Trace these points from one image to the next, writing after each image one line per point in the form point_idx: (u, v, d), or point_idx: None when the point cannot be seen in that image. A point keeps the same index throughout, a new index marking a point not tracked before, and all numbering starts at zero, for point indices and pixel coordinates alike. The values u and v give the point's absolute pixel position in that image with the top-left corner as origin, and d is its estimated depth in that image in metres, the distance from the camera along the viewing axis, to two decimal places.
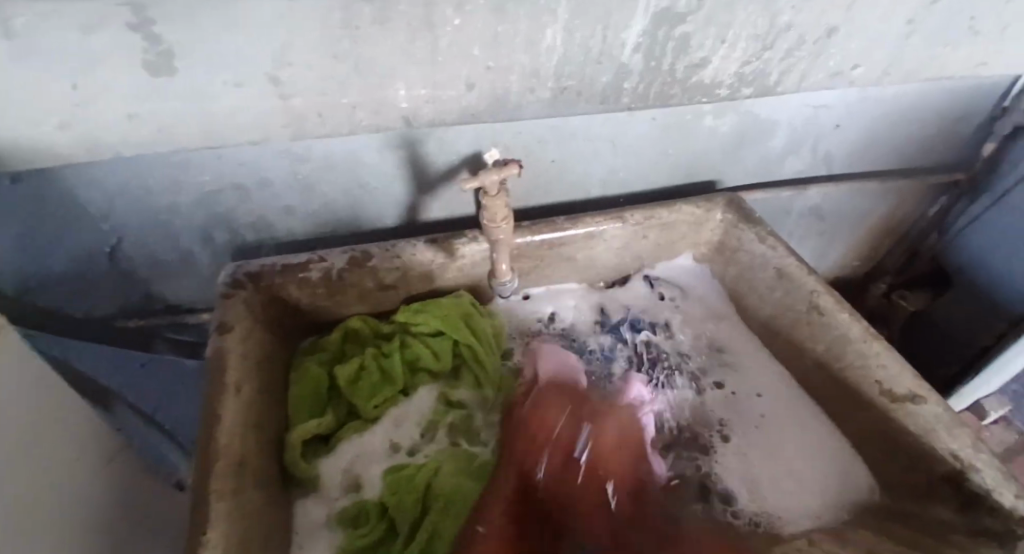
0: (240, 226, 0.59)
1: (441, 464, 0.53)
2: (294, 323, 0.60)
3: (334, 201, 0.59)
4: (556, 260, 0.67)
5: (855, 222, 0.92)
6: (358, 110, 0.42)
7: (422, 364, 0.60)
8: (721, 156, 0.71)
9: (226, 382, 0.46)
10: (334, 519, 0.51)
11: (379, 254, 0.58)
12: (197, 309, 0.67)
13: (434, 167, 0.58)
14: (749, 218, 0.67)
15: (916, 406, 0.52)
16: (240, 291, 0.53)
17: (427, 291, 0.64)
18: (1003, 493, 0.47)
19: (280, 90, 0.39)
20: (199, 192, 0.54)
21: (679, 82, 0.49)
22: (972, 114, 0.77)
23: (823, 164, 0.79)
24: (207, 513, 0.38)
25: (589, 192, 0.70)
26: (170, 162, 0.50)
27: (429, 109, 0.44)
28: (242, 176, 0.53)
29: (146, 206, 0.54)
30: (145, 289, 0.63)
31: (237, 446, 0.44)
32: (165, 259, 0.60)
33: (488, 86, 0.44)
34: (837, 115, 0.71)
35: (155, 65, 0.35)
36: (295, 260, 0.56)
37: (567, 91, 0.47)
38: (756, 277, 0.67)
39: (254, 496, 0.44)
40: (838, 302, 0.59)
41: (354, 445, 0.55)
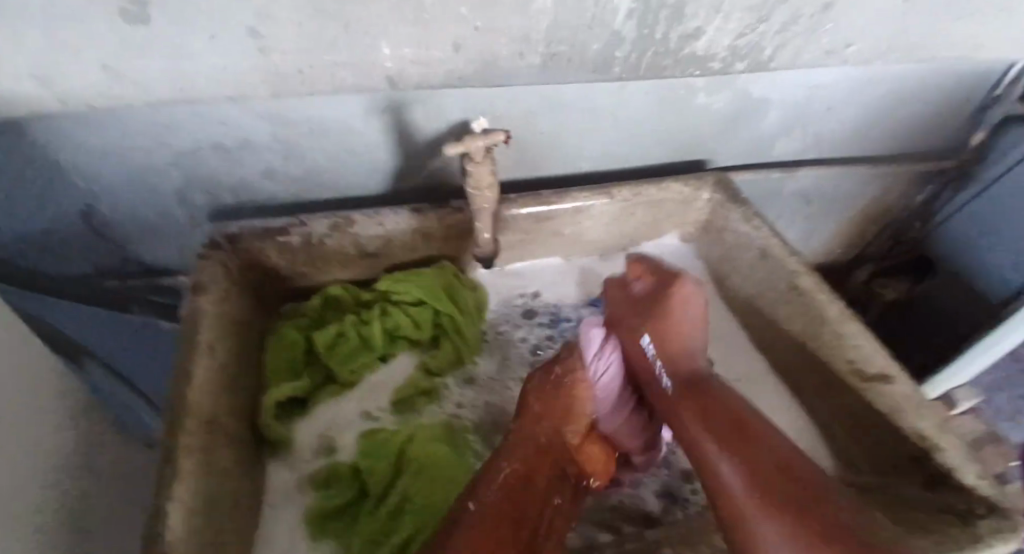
0: (217, 187, 0.57)
1: (417, 431, 0.52)
2: (272, 287, 0.59)
3: (316, 165, 0.57)
4: (542, 234, 0.66)
5: (841, 207, 0.92)
6: (339, 68, 0.41)
7: (402, 333, 0.60)
8: (712, 135, 0.71)
9: (199, 343, 0.46)
10: (306, 482, 0.51)
11: (362, 221, 0.57)
12: (172, 271, 0.66)
13: (420, 134, 0.57)
14: (737, 199, 0.67)
15: (891, 386, 0.53)
16: (216, 253, 0.52)
17: (410, 260, 0.63)
18: (965, 473, 0.49)
19: (255, 41, 0.37)
20: (174, 149, 0.52)
21: (672, 53, 0.48)
22: (964, 101, 0.76)
23: (813, 147, 0.78)
24: (174, 471, 0.38)
25: (578, 167, 0.69)
26: (150, 121, 0.48)
27: (414, 70, 0.43)
28: (219, 133, 0.51)
29: (118, 160, 0.52)
30: (117, 248, 0.61)
31: (206, 407, 0.43)
32: (138, 218, 0.58)
33: (475, 49, 0.42)
34: (830, 97, 0.70)
35: (132, 15, 0.33)
36: (274, 224, 0.55)
37: (557, 58, 0.46)
38: (741, 258, 0.68)
39: (222, 458, 0.43)
40: (819, 283, 0.59)
41: (331, 411, 0.56)
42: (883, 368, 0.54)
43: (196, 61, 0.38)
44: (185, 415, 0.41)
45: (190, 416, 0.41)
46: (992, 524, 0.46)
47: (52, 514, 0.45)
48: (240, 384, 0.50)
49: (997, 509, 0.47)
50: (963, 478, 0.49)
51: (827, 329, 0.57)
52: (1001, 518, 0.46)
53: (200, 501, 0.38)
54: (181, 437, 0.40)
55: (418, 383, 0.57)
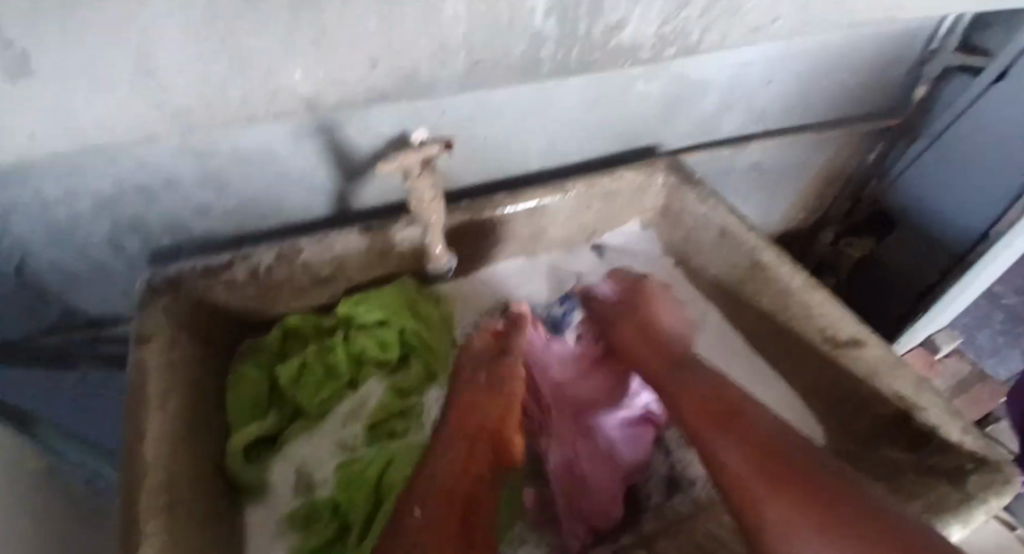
0: (155, 231, 0.55)
1: (395, 456, 0.52)
2: (227, 325, 0.57)
3: (255, 196, 0.56)
4: (499, 238, 0.66)
5: (796, 175, 0.93)
6: (254, 98, 0.40)
7: (367, 355, 0.59)
8: (659, 119, 0.71)
9: (150, 397, 0.44)
10: (287, 522, 0.50)
11: (310, 246, 0.56)
12: (124, 320, 0.64)
13: (359, 152, 0.56)
14: (689, 180, 0.68)
15: (858, 350, 0.55)
16: (160, 299, 0.50)
17: (366, 280, 0.62)
18: (950, 430, 0.51)
19: (160, 83, 0.36)
20: (103, 198, 0.50)
21: (599, 47, 0.47)
22: (906, 56, 0.78)
23: (761, 120, 0.79)
24: (140, 534, 0.37)
25: (528, 166, 0.69)
26: (63, 169, 0.46)
27: (334, 92, 0.42)
28: (146, 177, 0.50)
29: (48, 218, 0.50)
30: (63, 306, 0.59)
31: (169, 462, 0.42)
32: (78, 273, 0.56)
33: (394, 64, 0.41)
34: (770, 69, 0.70)
35: (7, 66, 0.31)
36: (216, 260, 0.53)
37: (482, 63, 0.45)
38: (699, 240, 0.68)
39: (190, 512, 0.42)
40: (777, 258, 0.60)
41: (304, 446, 0.54)
42: (853, 333, 0.55)
43: (103, 110, 0.36)
44: (144, 475, 0.40)
45: (148, 476, 0.40)
46: None
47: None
48: (203, 431, 0.49)
49: None
50: None
51: (794, 300, 0.59)
52: None
53: None
54: (141, 498, 0.39)
55: (390, 405, 0.56)
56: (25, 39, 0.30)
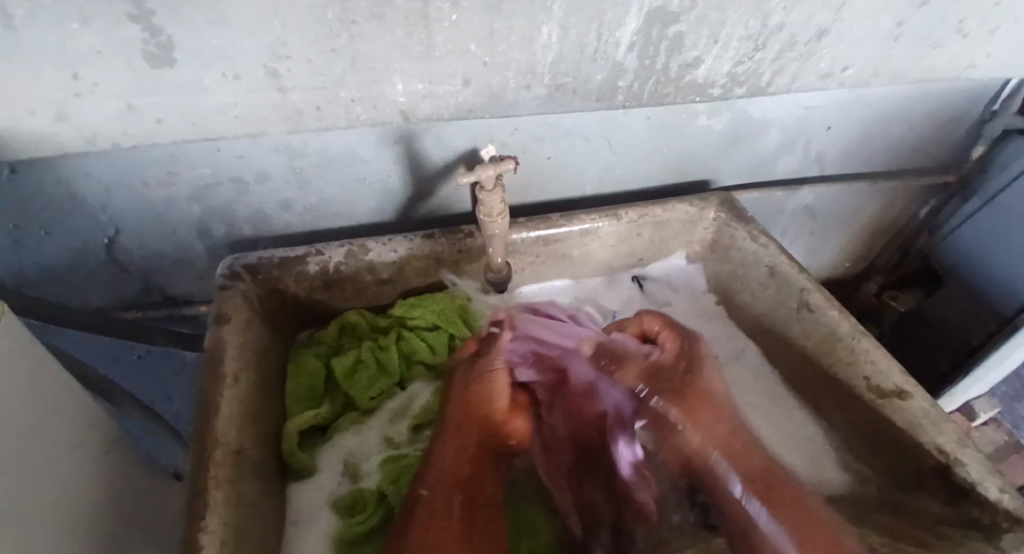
0: (237, 220, 0.59)
1: (442, 455, 0.53)
2: (291, 316, 0.60)
3: (330, 196, 0.59)
4: (552, 256, 0.68)
5: (845, 222, 0.93)
6: (356, 104, 0.43)
7: (418, 358, 0.61)
8: (715, 155, 0.72)
9: (225, 373, 0.47)
10: (332, 508, 0.51)
11: (377, 248, 0.59)
12: (195, 301, 0.68)
13: (431, 162, 0.59)
14: (742, 216, 0.69)
15: (904, 402, 0.53)
16: (238, 284, 0.53)
17: (422, 285, 0.64)
18: (988, 486, 0.48)
19: (279, 83, 0.40)
20: (197, 185, 0.54)
21: (673, 81, 0.50)
22: (966, 115, 0.78)
23: (815, 164, 0.80)
24: (206, 499, 0.39)
25: (584, 190, 0.71)
26: (169, 155, 0.50)
27: (426, 105, 0.45)
28: (240, 169, 0.54)
29: (145, 198, 0.54)
30: (142, 282, 0.63)
31: (235, 436, 0.45)
32: (162, 252, 0.61)
33: (484, 83, 0.44)
34: (829, 115, 0.72)
35: (154, 57, 0.35)
36: (292, 254, 0.57)
37: (563, 88, 0.48)
38: (748, 275, 0.68)
39: (250, 484, 0.44)
40: (827, 300, 0.60)
41: (351, 438, 0.56)
42: (897, 384, 0.54)
43: (222, 103, 0.40)
44: (214, 444, 0.42)
45: (218, 446, 0.43)
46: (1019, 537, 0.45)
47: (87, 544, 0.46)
48: (266, 411, 0.51)
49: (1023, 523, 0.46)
50: (986, 492, 0.48)
51: (842, 344, 0.58)
52: None
53: (231, 530, 0.39)
54: (211, 465, 0.41)
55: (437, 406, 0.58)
56: (173, 28, 0.34)
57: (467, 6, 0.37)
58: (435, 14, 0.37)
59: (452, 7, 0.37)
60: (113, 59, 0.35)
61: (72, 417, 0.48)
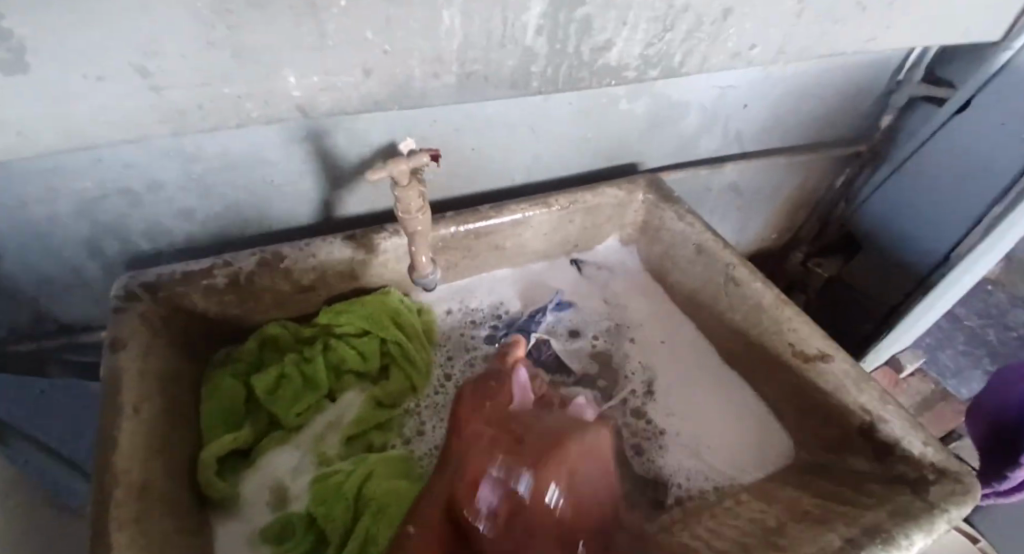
0: (134, 235, 0.54)
1: (373, 468, 0.50)
2: (203, 333, 0.56)
3: (239, 202, 0.55)
4: (484, 249, 0.66)
5: (769, 196, 0.97)
6: (247, 101, 0.40)
7: (348, 366, 0.58)
8: (639, 139, 0.73)
9: (123, 404, 0.43)
10: (257, 538, 0.48)
11: (293, 254, 0.55)
12: (94, 326, 0.62)
13: (347, 160, 0.56)
14: (668, 198, 0.70)
15: (825, 364, 0.56)
16: (136, 303, 0.49)
17: (349, 290, 0.62)
18: (912, 441, 0.51)
19: (152, 82, 0.36)
20: (83, 200, 0.49)
21: (587, 65, 0.49)
22: (870, 87, 0.83)
23: (736, 143, 0.82)
24: (109, 546, 0.35)
25: (513, 180, 0.70)
26: (41, 169, 0.45)
27: (328, 98, 0.42)
28: (128, 178, 0.49)
29: (23, 218, 0.48)
30: (31, 310, 0.57)
31: (142, 469, 0.41)
32: (50, 276, 0.55)
33: (389, 73, 0.42)
34: (745, 94, 0.74)
35: (9, 63, 0.31)
36: (197, 266, 0.52)
37: (474, 76, 0.46)
38: (678, 254, 0.70)
39: (164, 522, 0.40)
40: (750, 272, 0.62)
41: (276, 457, 0.52)
42: (819, 348, 0.57)
43: (96, 108, 0.36)
44: (115, 483, 0.39)
45: (120, 484, 0.39)
46: (943, 489, 0.47)
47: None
48: (176, 440, 0.47)
49: (947, 474, 0.48)
50: (910, 447, 0.50)
51: (765, 316, 0.60)
52: (952, 481, 0.47)
53: None
54: (112, 510, 0.37)
55: (368, 417, 0.55)
56: (23, 27, 0.29)
57: None
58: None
59: None
60: None
61: None
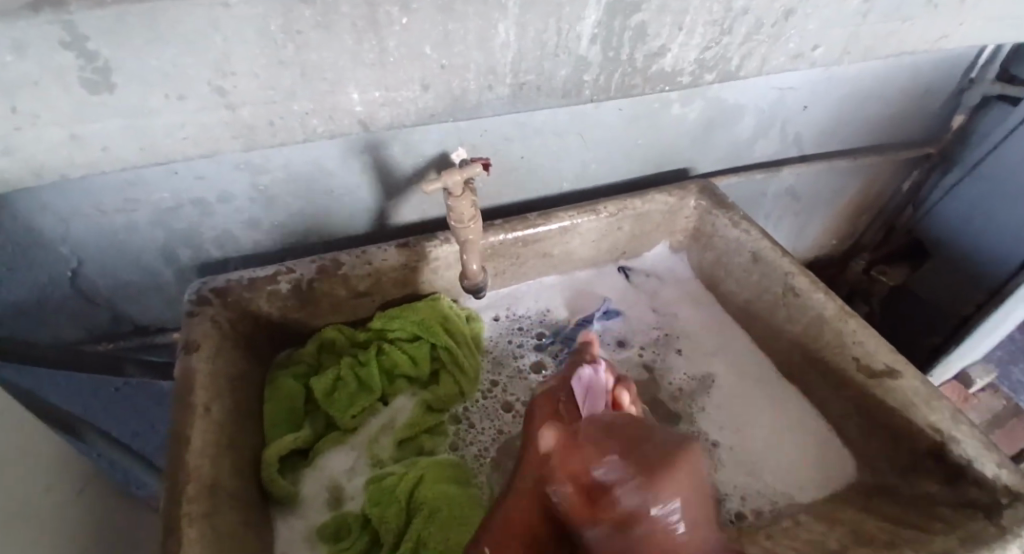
0: (204, 243, 0.57)
1: (425, 472, 0.51)
2: (266, 336, 0.58)
3: (299, 211, 0.58)
4: (532, 256, 0.67)
5: (828, 200, 0.92)
6: (312, 117, 0.41)
7: (400, 370, 0.59)
8: (692, 144, 0.71)
9: (194, 403, 0.45)
10: (314, 534, 0.49)
11: (350, 261, 0.57)
12: (167, 329, 0.66)
13: (400, 169, 0.58)
14: (722, 204, 0.68)
15: (894, 381, 0.53)
16: (207, 308, 0.52)
17: (401, 296, 0.63)
18: (985, 463, 0.47)
19: (226, 100, 0.38)
20: (157, 210, 0.52)
21: (640, 71, 0.48)
22: (941, 87, 0.78)
23: (794, 145, 0.79)
24: (182, 541, 0.37)
25: (561, 187, 0.70)
26: (126, 181, 0.49)
27: (386, 113, 0.43)
28: (200, 190, 0.52)
29: (104, 226, 0.52)
30: (111, 311, 0.61)
31: (210, 468, 0.43)
32: (128, 279, 0.59)
33: (444, 86, 0.43)
34: (804, 96, 0.71)
35: (93, 83, 0.33)
36: (262, 273, 0.55)
37: (526, 87, 0.46)
38: (732, 262, 0.67)
39: (231, 519, 0.43)
40: (811, 283, 0.60)
41: (332, 457, 0.54)
42: (886, 363, 0.54)
43: (170, 126, 0.38)
44: (187, 479, 0.41)
45: (191, 480, 0.41)
46: (1020, 514, 0.44)
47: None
48: (242, 439, 0.49)
49: (1022, 498, 0.44)
50: (982, 470, 0.47)
51: (829, 329, 0.57)
52: None
53: None
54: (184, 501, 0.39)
55: (420, 421, 0.56)
56: (106, 47, 0.31)
57: (417, 8, 0.36)
58: (384, 18, 0.36)
59: (402, 10, 0.35)
60: (51, 95, 0.33)
61: (40, 462, 0.46)
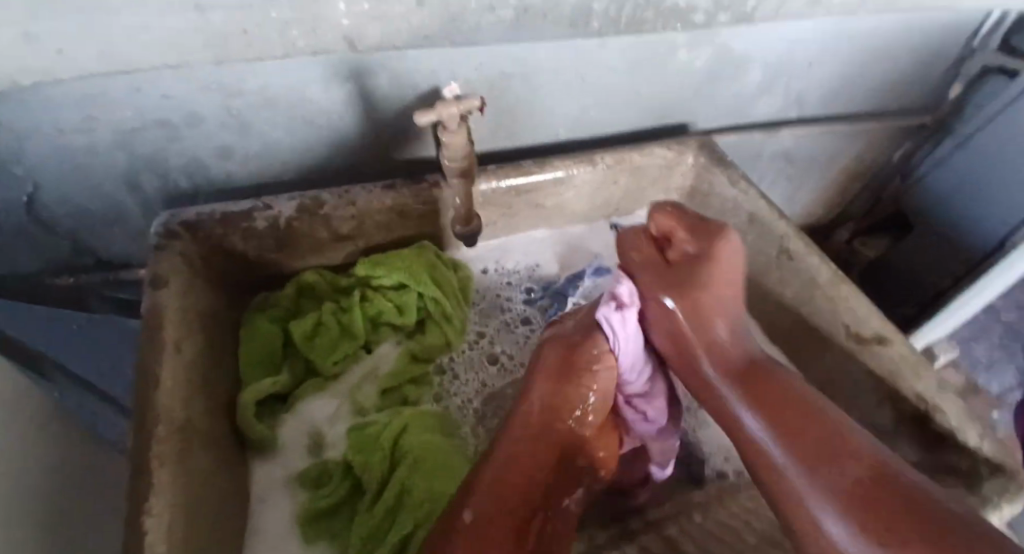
0: (171, 171, 0.53)
1: (410, 421, 0.49)
2: (241, 275, 0.55)
3: (276, 142, 0.53)
4: (523, 207, 0.64)
5: (821, 166, 0.91)
6: (292, 28, 0.37)
7: (385, 319, 0.57)
8: (693, 97, 0.69)
9: (163, 341, 0.42)
10: (294, 480, 0.48)
11: (332, 201, 0.54)
12: (133, 265, 0.63)
13: (387, 104, 0.53)
14: (722, 160, 0.66)
15: (882, 348, 0.52)
16: (175, 242, 0.48)
17: (385, 242, 0.60)
18: (968, 434, 0.48)
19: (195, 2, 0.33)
20: (118, 131, 0.47)
21: (653, 5, 0.45)
22: (944, 54, 0.75)
23: (794, 106, 0.77)
24: (150, 483, 0.35)
25: (556, 135, 0.66)
26: (87, 97, 0.43)
27: (375, 30, 0.39)
28: (166, 111, 0.47)
29: (58, 146, 0.47)
30: (70, 243, 0.57)
31: (180, 409, 0.40)
32: (87, 209, 0.54)
33: (441, 4, 0.39)
34: (810, 53, 0.69)
35: None
36: (237, 208, 0.51)
37: (530, 13, 0.42)
38: (727, 221, 0.66)
39: (203, 463, 0.40)
40: (809, 244, 0.58)
41: (312, 403, 0.52)
42: (876, 331, 0.53)
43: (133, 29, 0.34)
44: (155, 420, 0.38)
45: (159, 422, 0.38)
46: (996, 487, 0.46)
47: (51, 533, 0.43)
48: (215, 383, 0.47)
49: (1002, 470, 0.47)
50: (965, 440, 0.48)
51: (820, 292, 0.56)
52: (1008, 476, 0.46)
53: (179, 510, 0.35)
54: (153, 443, 0.37)
55: (405, 370, 0.54)
56: None
57: None
58: None
59: None
60: None
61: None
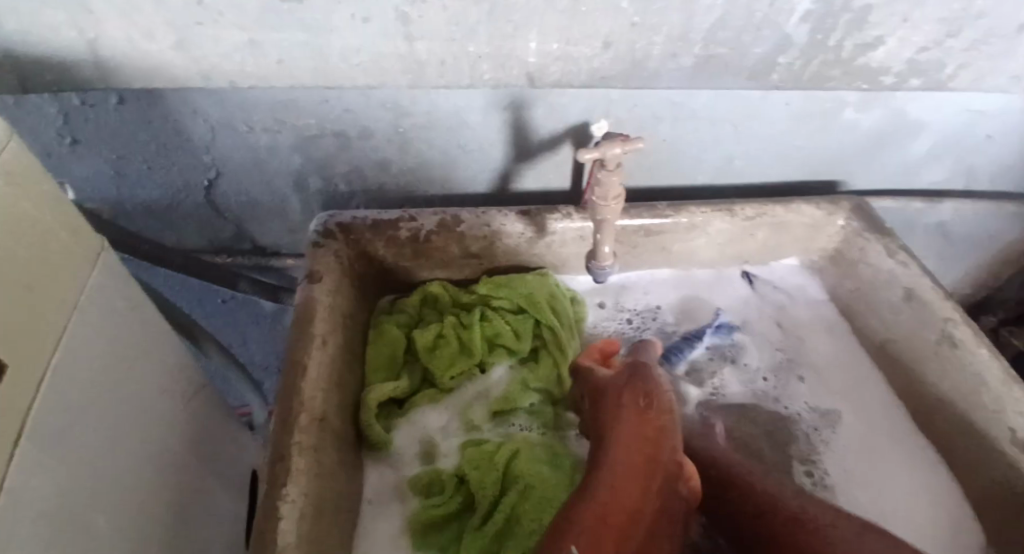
0: (334, 175, 0.57)
1: (521, 447, 0.49)
2: (377, 279, 0.58)
3: (430, 159, 0.56)
4: (651, 249, 0.62)
5: (984, 245, 0.81)
6: (483, 61, 0.40)
7: (501, 340, 0.57)
8: (852, 157, 0.64)
9: (314, 334, 0.45)
10: (407, 485, 0.49)
11: (470, 220, 0.55)
12: (282, 253, 0.66)
13: (538, 134, 0.54)
14: (879, 228, 0.61)
15: None
16: (331, 243, 0.51)
17: (508, 266, 0.61)
18: None
19: (408, 30, 0.37)
20: (301, 134, 0.52)
21: (843, 63, 0.43)
22: None
23: (965, 176, 0.69)
24: (290, 468, 0.37)
25: (695, 180, 0.64)
26: (277, 101, 0.49)
27: (557, 68, 0.41)
28: (344, 122, 0.51)
29: (248, 143, 0.53)
30: (235, 228, 0.63)
31: (320, 401, 0.42)
32: (257, 201, 0.59)
33: (626, 47, 0.39)
34: (992, 124, 0.62)
35: None
36: (386, 217, 0.54)
37: (712, 61, 0.42)
38: (876, 295, 0.60)
39: (332, 455, 0.42)
40: (979, 335, 0.52)
41: (428, 412, 0.53)
42: None
43: (347, 49, 0.39)
44: (300, 408, 0.41)
45: (304, 411, 0.41)
46: None
47: (156, 493, 0.46)
48: (347, 379, 0.49)
49: None
50: None
51: None
52: None
53: (312, 500, 0.37)
54: (296, 431, 0.39)
55: (517, 394, 0.54)
56: None
57: None
58: None
59: None
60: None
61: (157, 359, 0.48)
